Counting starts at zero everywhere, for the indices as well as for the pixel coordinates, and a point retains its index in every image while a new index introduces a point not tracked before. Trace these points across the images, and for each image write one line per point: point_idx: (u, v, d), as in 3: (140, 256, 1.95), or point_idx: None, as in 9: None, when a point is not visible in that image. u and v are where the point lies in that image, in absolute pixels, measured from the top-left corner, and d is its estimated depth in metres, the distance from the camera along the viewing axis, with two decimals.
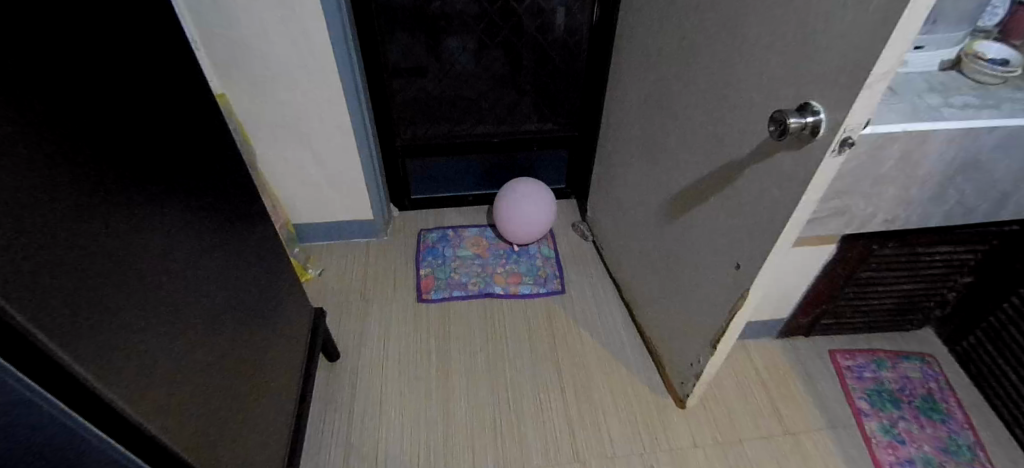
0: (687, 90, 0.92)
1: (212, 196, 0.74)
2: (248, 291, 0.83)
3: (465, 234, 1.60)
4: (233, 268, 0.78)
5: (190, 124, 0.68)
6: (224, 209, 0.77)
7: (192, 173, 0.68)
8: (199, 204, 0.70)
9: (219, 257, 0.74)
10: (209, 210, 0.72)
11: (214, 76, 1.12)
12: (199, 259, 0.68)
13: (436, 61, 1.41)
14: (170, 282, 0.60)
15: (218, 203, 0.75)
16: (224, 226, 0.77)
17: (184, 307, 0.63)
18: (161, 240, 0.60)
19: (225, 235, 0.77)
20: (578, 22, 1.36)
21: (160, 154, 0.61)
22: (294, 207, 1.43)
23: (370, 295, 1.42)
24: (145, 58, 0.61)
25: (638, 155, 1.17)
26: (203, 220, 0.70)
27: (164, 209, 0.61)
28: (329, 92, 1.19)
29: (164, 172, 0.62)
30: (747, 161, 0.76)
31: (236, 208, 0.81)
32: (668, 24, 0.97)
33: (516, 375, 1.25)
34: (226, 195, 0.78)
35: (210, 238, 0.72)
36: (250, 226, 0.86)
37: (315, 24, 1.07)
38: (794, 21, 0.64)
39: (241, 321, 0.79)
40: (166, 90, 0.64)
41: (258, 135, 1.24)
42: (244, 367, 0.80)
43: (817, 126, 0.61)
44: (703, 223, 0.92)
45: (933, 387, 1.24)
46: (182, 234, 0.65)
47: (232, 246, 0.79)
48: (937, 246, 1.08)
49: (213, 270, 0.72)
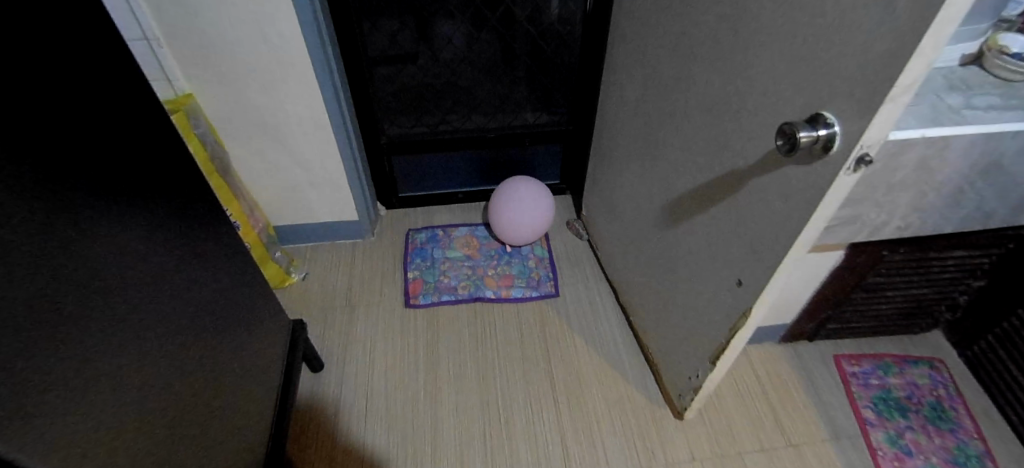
0: (686, 88, 0.85)
1: (160, 213, 0.68)
2: (200, 316, 0.77)
3: (455, 233, 1.53)
4: (182, 293, 0.73)
5: (133, 134, 0.62)
6: (175, 227, 0.71)
7: (134, 190, 0.62)
8: (139, 225, 0.64)
9: (163, 284, 0.68)
10: (155, 230, 0.66)
11: (179, 75, 1.05)
12: (137, 286, 0.62)
13: (427, 47, 1.32)
14: (94, 315, 0.55)
15: (166, 220, 0.69)
16: (175, 246, 0.71)
17: (114, 340, 0.58)
18: (83, 271, 0.54)
19: (174, 257, 0.71)
20: (571, 10, 1.27)
21: (88, 174, 0.54)
22: (274, 209, 1.37)
23: (356, 300, 1.36)
24: (81, 71, 0.54)
25: (634, 154, 1.10)
26: (144, 242, 0.64)
27: (92, 237, 0.55)
28: (305, 90, 1.12)
29: (95, 197, 0.56)
30: (751, 171, 0.70)
31: (190, 225, 0.75)
32: (666, 15, 0.89)
33: (507, 385, 1.20)
34: (178, 212, 0.72)
35: (154, 262, 0.66)
36: (209, 242, 0.80)
37: (285, 18, 0.99)
38: (807, 18, 0.57)
39: (191, 351, 0.74)
40: (101, 100, 0.57)
41: (231, 136, 1.17)
42: (195, 400, 0.74)
43: (831, 140, 0.54)
44: (702, 233, 0.86)
45: (942, 394, 1.19)
46: (117, 264, 0.59)
47: (184, 268, 0.73)
48: (950, 251, 1.02)
49: (156, 297, 0.66)
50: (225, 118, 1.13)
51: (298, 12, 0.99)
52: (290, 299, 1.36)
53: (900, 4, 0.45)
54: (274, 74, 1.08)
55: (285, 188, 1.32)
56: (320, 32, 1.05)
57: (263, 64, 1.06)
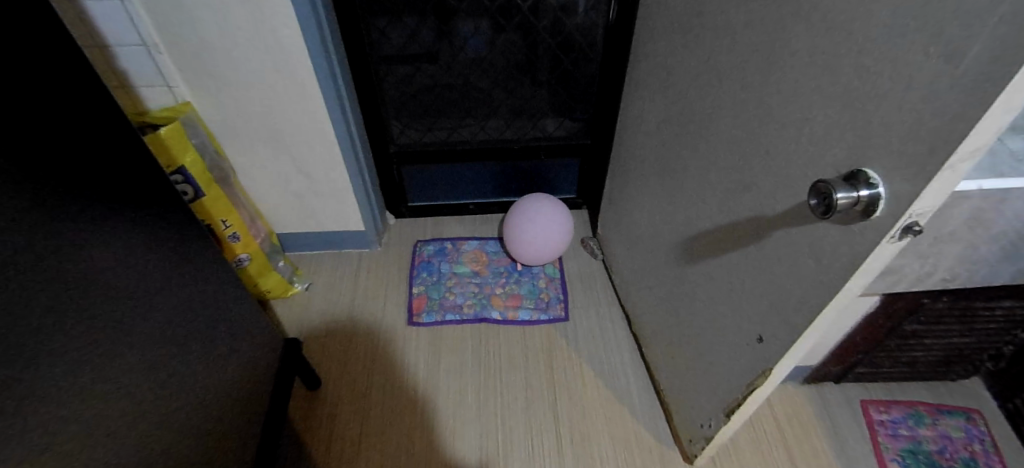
0: (707, 118, 0.78)
1: (141, 238, 0.64)
2: (184, 343, 0.74)
3: (464, 247, 1.49)
4: (165, 323, 0.70)
5: (116, 158, 0.58)
6: (160, 254, 0.68)
7: (113, 220, 0.59)
8: (119, 259, 0.60)
9: (146, 314, 0.65)
10: (134, 258, 0.63)
11: (181, 84, 1.02)
12: (112, 323, 0.59)
13: (446, 46, 1.23)
14: (58, 356, 0.52)
15: (148, 245, 0.66)
16: (158, 274, 0.68)
17: (81, 382, 0.55)
18: (52, 312, 0.51)
19: (158, 285, 0.68)
20: (593, 20, 1.18)
21: (58, 209, 0.51)
22: (279, 217, 1.34)
23: (358, 315, 1.33)
24: (49, 101, 0.49)
25: (650, 181, 1.03)
26: (121, 274, 0.61)
27: (67, 276, 0.53)
28: (308, 99, 1.08)
29: (70, 234, 0.53)
30: (778, 222, 0.62)
31: (176, 247, 0.71)
32: (692, 36, 0.81)
33: (508, 414, 1.15)
34: (162, 237, 0.68)
35: (134, 292, 0.63)
36: (198, 267, 0.77)
37: (288, 26, 0.95)
38: (853, 57, 0.49)
39: (172, 381, 0.71)
40: (76, 123, 0.52)
41: (232, 145, 1.14)
42: (176, 432, 0.71)
43: (874, 203, 0.47)
44: (721, 278, 0.79)
45: (977, 450, 1.08)
46: (94, 301, 0.56)
47: (168, 295, 0.70)
48: (999, 301, 0.92)
49: (134, 331, 0.63)
50: (227, 126, 1.10)
51: (301, 21, 0.95)
52: (292, 309, 1.33)
53: (967, 57, 0.37)
54: (276, 82, 1.04)
55: (289, 197, 1.29)
56: (324, 38, 1.01)
57: (267, 73, 1.02)
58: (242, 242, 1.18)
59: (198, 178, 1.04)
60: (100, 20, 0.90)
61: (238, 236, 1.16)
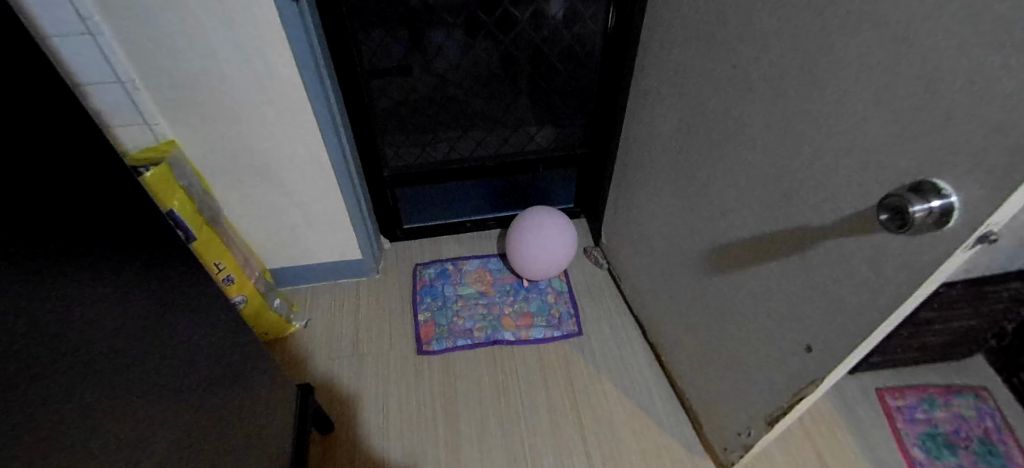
0: (732, 127, 0.76)
1: (171, 300, 0.58)
2: (217, 410, 0.68)
3: (465, 267, 1.44)
4: (205, 383, 0.65)
5: (146, 217, 0.51)
6: (205, 301, 0.66)
7: (175, 267, 0.58)
8: (176, 309, 0.59)
9: (187, 376, 0.61)
10: (167, 324, 0.57)
11: (163, 121, 0.95)
12: (170, 381, 0.57)
13: (420, 55, 1.17)
14: (134, 418, 0.49)
15: (179, 307, 0.59)
16: (189, 338, 0.62)
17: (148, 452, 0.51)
18: (136, 367, 0.50)
19: (190, 350, 0.62)
20: (591, 29, 1.16)
21: (139, 263, 0.51)
22: (271, 252, 1.26)
23: (363, 348, 1.26)
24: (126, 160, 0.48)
25: (665, 190, 1.01)
26: (157, 344, 0.54)
27: (146, 328, 0.53)
28: (303, 128, 1.02)
29: (148, 287, 0.53)
30: (828, 233, 0.61)
31: (202, 306, 0.65)
32: (710, 44, 0.79)
33: (535, 438, 1.11)
34: (189, 297, 0.62)
35: (184, 345, 0.61)
36: (219, 322, 0.71)
37: (279, 52, 0.89)
38: (915, 66, 0.47)
39: (213, 450, 0.65)
40: None
41: (220, 181, 1.07)
42: None
43: (947, 213, 0.46)
44: (758, 289, 0.77)
45: (990, 427, 1.12)
46: (164, 351, 0.56)
47: (198, 359, 0.63)
48: (1006, 283, 0.97)
49: (184, 389, 0.60)
50: (214, 162, 1.03)
51: (294, 46, 0.89)
52: (292, 349, 1.26)
53: None
54: (267, 113, 0.97)
55: (282, 231, 1.22)
56: (318, 63, 0.95)
57: (257, 103, 0.95)
58: (236, 284, 1.10)
59: (187, 220, 0.98)
60: (70, 56, 0.82)
61: (232, 278, 1.09)
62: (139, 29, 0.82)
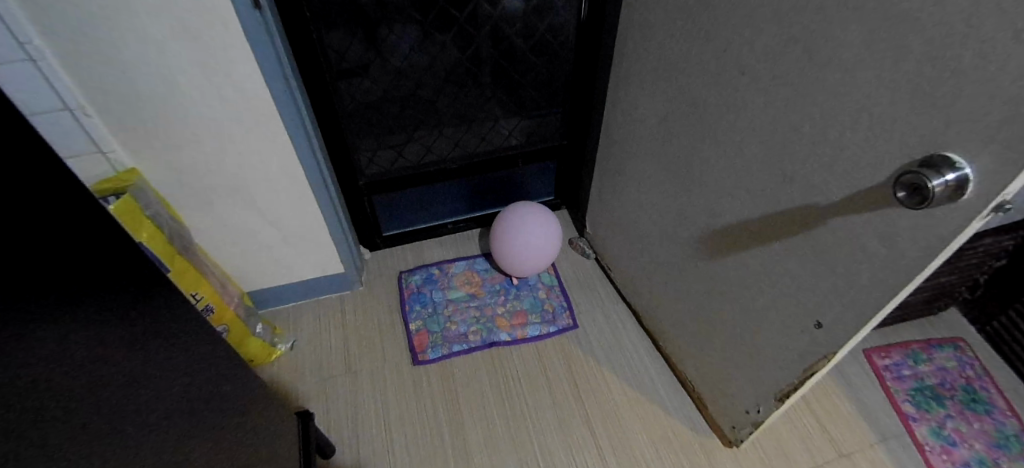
0: (725, 109, 0.75)
1: (157, 336, 0.53)
2: (220, 455, 0.64)
3: (452, 270, 1.40)
4: (203, 430, 0.60)
5: (129, 263, 0.47)
6: (190, 344, 0.61)
7: (157, 312, 0.53)
8: (165, 356, 0.55)
9: (185, 427, 0.56)
10: (156, 363, 0.52)
11: (121, 147, 0.88)
12: (169, 434, 0.52)
13: (380, 57, 1.11)
14: None
15: (165, 343, 0.55)
16: (180, 376, 0.57)
17: None
18: (135, 424, 0.47)
19: (182, 391, 0.57)
20: (564, 19, 1.13)
21: (123, 315, 0.47)
22: (247, 275, 1.19)
23: (355, 365, 1.21)
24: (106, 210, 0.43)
25: (655, 178, 1.00)
26: (148, 388, 0.50)
27: (139, 380, 0.48)
28: (274, 144, 0.96)
29: (135, 337, 0.49)
30: (836, 211, 0.61)
31: (188, 342, 0.61)
32: (697, 28, 0.77)
33: (543, 436, 1.09)
34: (173, 331, 0.57)
35: (178, 395, 0.56)
36: (211, 362, 0.66)
37: (242, 63, 0.83)
38: (922, 43, 0.46)
39: None
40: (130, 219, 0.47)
41: (187, 207, 1.00)
42: None
43: (963, 184, 0.46)
44: (761, 271, 0.77)
45: (971, 376, 1.18)
46: (158, 403, 0.52)
47: (191, 399, 0.59)
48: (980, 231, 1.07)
49: (185, 441, 0.56)
50: (179, 187, 0.96)
51: (258, 56, 0.82)
52: (279, 374, 1.19)
53: None
54: (233, 129, 0.91)
55: (258, 252, 1.15)
56: (286, 73, 0.89)
57: (221, 120, 0.89)
58: (217, 314, 1.04)
59: (162, 254, 0.91)
60: (11, 85, 0.75)
61: (212, 308, 1.03)
62: (81, 47, 0.74)
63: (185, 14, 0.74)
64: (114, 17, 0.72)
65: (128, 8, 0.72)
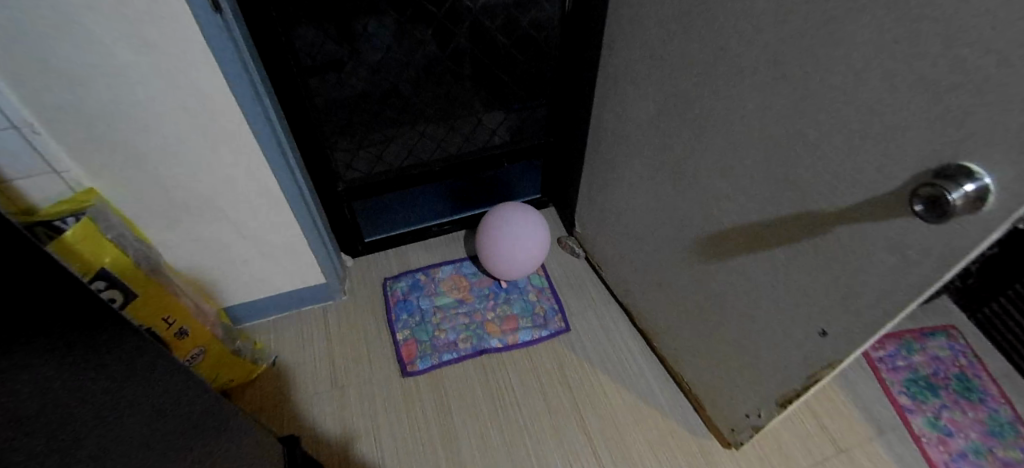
0: (723, 109, 0.71)
1: (119, 396, 0.46)
2: None
3: (438, 275, 1.35)
4: None
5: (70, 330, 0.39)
6: (159, 400, 0.54)
7: (114, 375, 0.46)
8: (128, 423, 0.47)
9: None
10: (125, 410, 0.47)
11: (76, 167, 0.81)
12: None
13: (355, 58, 1.05)
14: None
15: (136, 385, 0.50)
16: (149, 433, 0.51)
17: None
18: None
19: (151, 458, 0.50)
20: (547, 13, 1.08)
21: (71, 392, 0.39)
22: (223, 291, 1.13)
23: (342, 379, 1.17)
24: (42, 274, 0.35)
25: (648, 178, 0.96)
26: (118, 442, 0.45)
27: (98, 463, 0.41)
28: (245, 156, 0.90)
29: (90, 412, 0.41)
30: (843, 218, 0.58)
31: (164, 373, 0.56)
32: (690, 25, 0.73)
33: (539, 445, 1.06)
34: (139, 385, 0.50)
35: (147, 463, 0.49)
36: (184, 412, 0.59)
37: (204, 71, 0.76)
38: (942, 44, 0.42)
39: None
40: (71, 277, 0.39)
41: (153, 224, 0.93)
42: None
43: (983, 195, 0.43)
44: (762, 277, 0.74)
45: (964, 364, 1.18)
46: None
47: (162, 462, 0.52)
48: None
49: None
50: (144, 204, 0.89)
51: (222, 63, 0.76)
52: (263, 393, 1.14)
53: None
54: (199, 141, 0.84)
55: (234, 267, 1.09)
56: (253, 80, 0.83)
57: (186, 132, 0.82)
58: (193, 336, 0.98)
59: (127, 279, 0.85)
60: None
61: (187, 331, 0.97)
62: (21, 60, 0.67)
63: (138, 21, 0.68)
64: (57, 26, 0.65)
65: (72, 15, 0.65)
